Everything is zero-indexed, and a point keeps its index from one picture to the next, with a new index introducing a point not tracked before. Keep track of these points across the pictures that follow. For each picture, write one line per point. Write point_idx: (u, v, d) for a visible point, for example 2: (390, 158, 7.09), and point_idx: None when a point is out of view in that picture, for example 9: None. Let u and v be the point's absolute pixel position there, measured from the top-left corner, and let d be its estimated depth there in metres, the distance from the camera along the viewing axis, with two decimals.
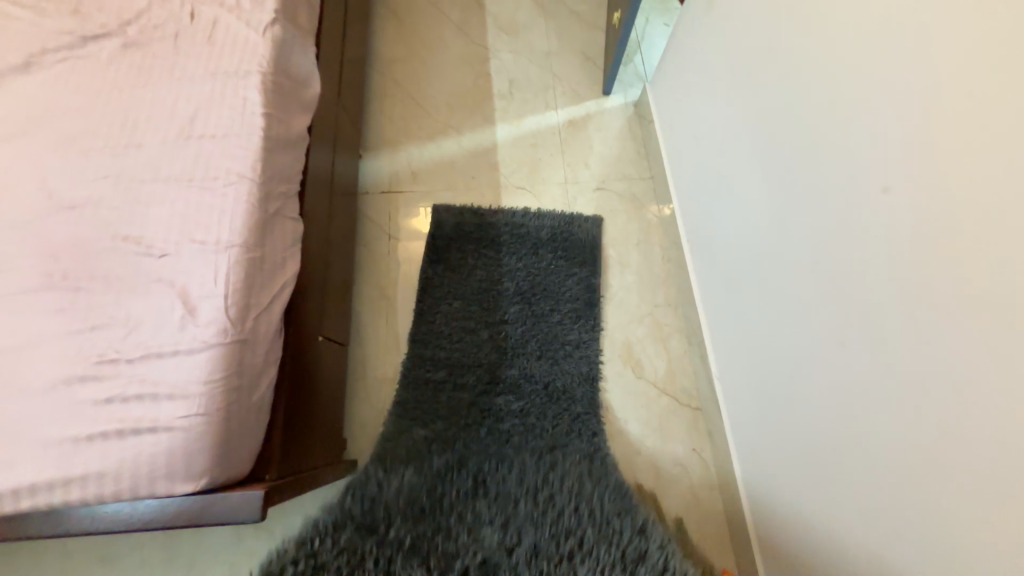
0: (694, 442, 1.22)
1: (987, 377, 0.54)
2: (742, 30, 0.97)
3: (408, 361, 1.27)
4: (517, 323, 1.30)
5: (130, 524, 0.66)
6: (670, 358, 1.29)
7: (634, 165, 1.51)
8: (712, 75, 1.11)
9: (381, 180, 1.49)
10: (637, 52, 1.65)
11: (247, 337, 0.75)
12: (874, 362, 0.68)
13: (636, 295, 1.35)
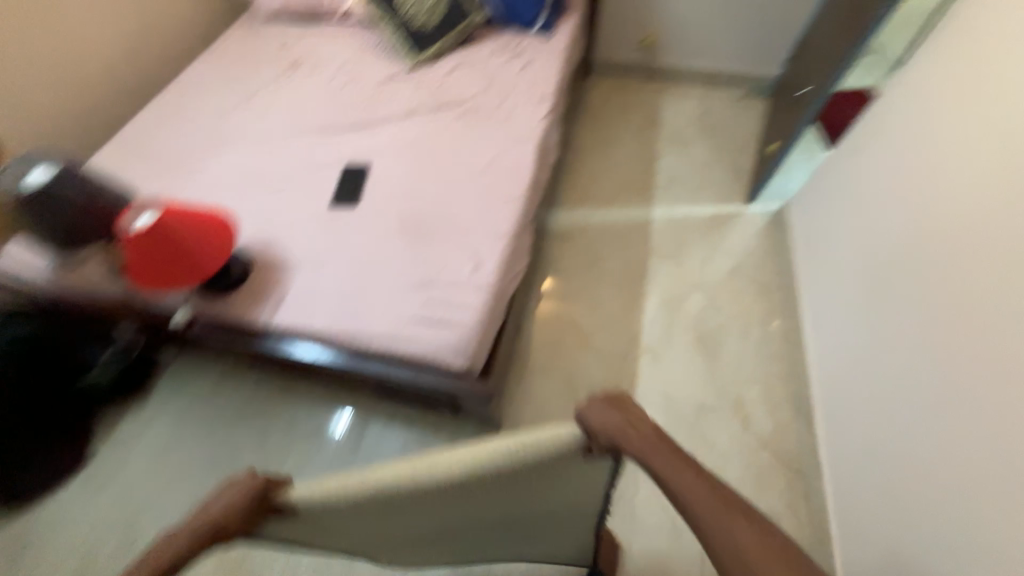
0: (791, 500, 1.35)
1: None
2: (886, 170, 1.30)
3: (554, 361, 1.63)
4: (648, 358, 1.61)
5: (422, 380, 1.09)
6: (778, 419, 1.47)
7: (764, 261, 1.81)
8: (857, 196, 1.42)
9: (558, 226, 1.96)
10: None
11: (503, 289, 1.17)
12: None
13: (753, 361, 1.58)
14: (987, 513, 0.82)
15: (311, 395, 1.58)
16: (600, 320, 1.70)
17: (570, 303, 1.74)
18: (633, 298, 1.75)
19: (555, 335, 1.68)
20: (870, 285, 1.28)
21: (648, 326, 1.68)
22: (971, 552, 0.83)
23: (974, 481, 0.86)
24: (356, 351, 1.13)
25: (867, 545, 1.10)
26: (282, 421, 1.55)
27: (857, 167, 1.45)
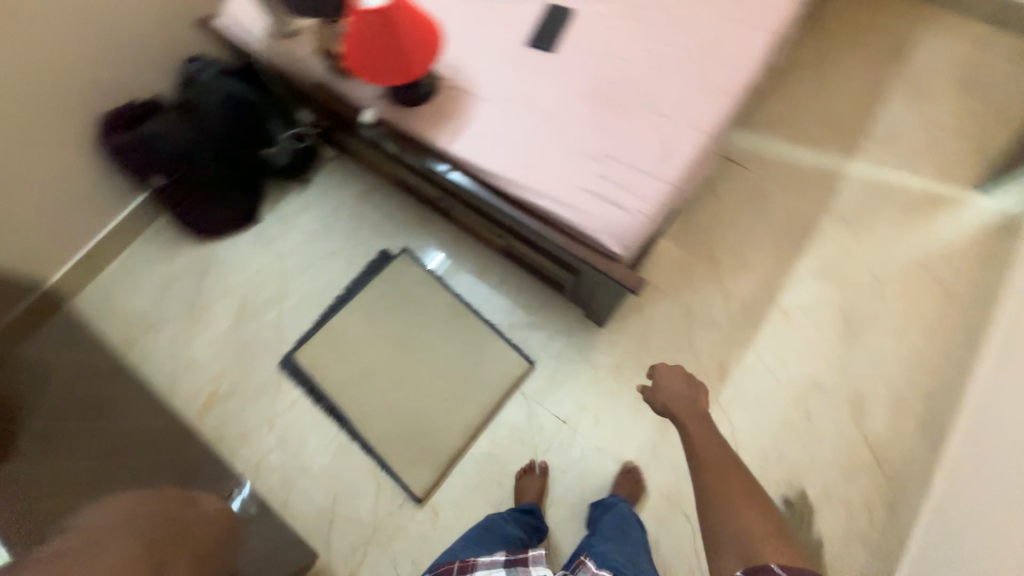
0: (871, 503, 1.28)
1: None
2: None
3: (677, 285, 1.55)
4: (776, 319, 1.49)
5: (573, 252, 1.08)
6: (895, 427, 1.35)
7: (961, 264, 1.51)
8: None
9: (731, 147, 1.72)
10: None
11: (683, 190, 1.08)
12: None
13: (895, 361, 1.42)
14: None
15: (439, 233, 1.66)
16: (741, 262, 1.56)
17: (715, 234, 1.60)
18: (787, 252, 1.57)
19: (688, 260, 1.57)
20: None
21: (791, 287, 1.53)
22: None
23: None
24: (517, 201, 1.12)
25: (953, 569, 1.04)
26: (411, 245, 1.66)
27: None
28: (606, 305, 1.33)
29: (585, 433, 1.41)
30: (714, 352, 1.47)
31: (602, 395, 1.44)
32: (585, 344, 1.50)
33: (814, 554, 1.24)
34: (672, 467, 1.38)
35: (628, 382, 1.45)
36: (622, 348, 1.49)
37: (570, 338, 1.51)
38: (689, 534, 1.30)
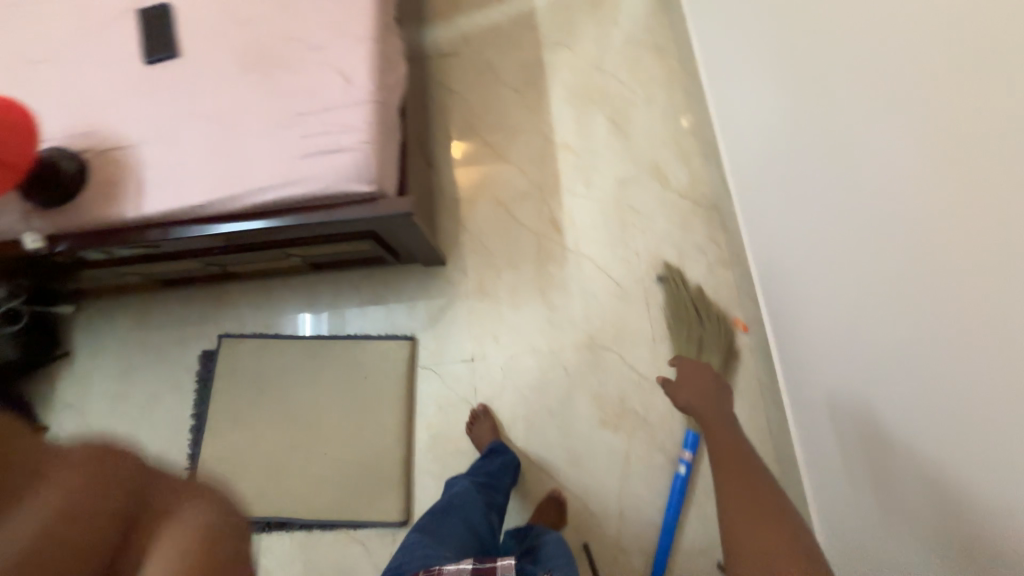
0: (711, 234, 1.49)
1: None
2: None
3: (477, 186, 1.58)
4: (565, 154, 1.59)
5: (336, 219, 1.01)
6: (691, 170, 1.56)
7: (655, 22, 1.72)
8: None
9: (437, 44, 1.73)
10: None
11: (385, 99, 1.04)
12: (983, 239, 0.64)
13: (661, 124, 1.61)
14: None
15: (244, 296, 1.50)
16: (510, 132, 1.63)
17: (476, 124, 1.64)
18: (537, 99, 1.66)
19: (471, 160, 1.61)
20: None
21: (559, 123, 1.63)
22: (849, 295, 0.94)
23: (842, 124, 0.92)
24: (252, 213, 1.02)
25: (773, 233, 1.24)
26: (226, 326, 1.48)
27: None
28: (422, 243, 1.31)
29: (495, 354, 1.43)
30: (540, 215, 1.54)
31: (485, 316, 1.46)
32: (442, 286, 1.49)
33: (699, 299, 1.41)
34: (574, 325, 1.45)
35: (495, 289, 1.48)
36: (472, 267, 1.50)
37: (427, 293, 1.49)
38: (618, 358, 1.41)
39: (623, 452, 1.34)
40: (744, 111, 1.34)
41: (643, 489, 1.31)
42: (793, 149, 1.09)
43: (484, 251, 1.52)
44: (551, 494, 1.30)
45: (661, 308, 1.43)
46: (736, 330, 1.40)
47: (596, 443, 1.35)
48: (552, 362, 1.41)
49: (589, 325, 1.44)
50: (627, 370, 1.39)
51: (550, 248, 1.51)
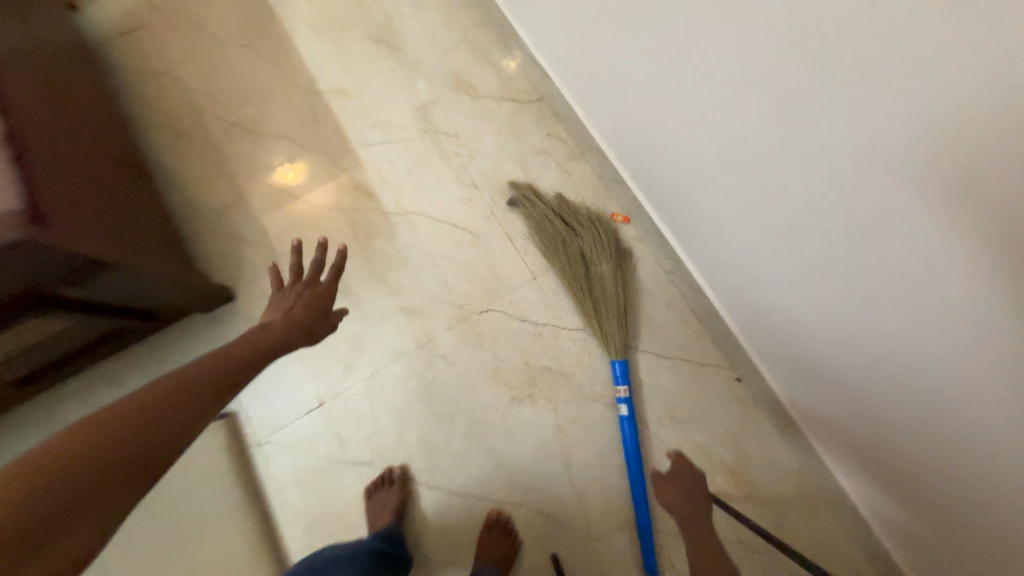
0: (548, 130, 1.21)
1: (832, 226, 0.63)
2: None
3: (240, 182, 1.15)
4: (340, 100, 1.21)
5: None
6: (497, 67, 1.26)
7: None
8: None
9: (109, 20, 1.23)
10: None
11: None
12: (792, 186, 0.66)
13: (442, 27, 1.28)
14: None
15: None
16: (258, 98, 1.20)
17: (207, 104, 1.19)
18: (277, 47, 1.24)
19: (219, 151, 1.16)
20: None
21: (317, 67, 1.24)
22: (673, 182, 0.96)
23: None
24: None
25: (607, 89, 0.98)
26: None
27: None
28: (152, 278, 0.89)
29: (350, 381, 1.05)
30: (339, 186, 1.16)
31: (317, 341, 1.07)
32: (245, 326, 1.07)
33: (562, 207, 1.13)
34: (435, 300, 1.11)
35: None
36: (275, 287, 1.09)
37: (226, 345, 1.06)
38: (502, 315, 1.10)
39: (552, 422, 1.05)
40: None
41: (590, 454, 1.04)
42: (648, 29, 0.77)
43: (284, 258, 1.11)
44: (491, 518, 0.98)
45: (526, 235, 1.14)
46: (618, 224, 1.15)
47: (518, 428, 1.04)
48: (427, 357, 1.07)
49: (452, 292, 1.11)
50: (517, 325, 1.09)
51: (367, 221, 1.14)
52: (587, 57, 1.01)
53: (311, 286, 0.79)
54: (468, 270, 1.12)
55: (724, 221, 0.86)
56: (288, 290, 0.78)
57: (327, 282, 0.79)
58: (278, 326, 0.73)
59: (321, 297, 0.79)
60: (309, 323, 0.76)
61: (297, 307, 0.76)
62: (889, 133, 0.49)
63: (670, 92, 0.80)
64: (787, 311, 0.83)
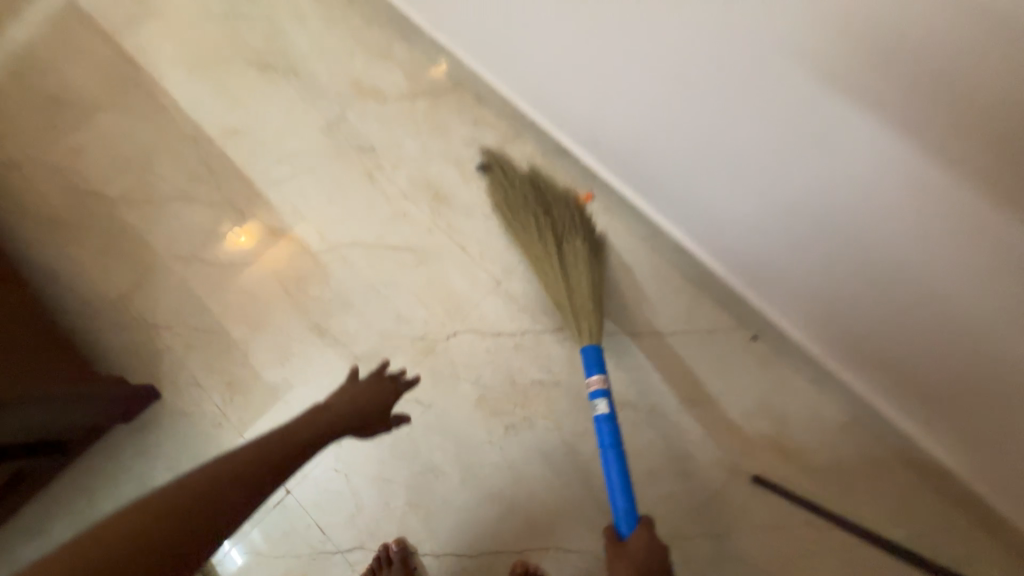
0: (475, 115, 1.06)
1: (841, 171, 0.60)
2: None
3: (138, 261, 0.99)
4: (235, 141, 1.06)
5: None
6: (401, 63, 1.11)
7: None
8: None
9: None
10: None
11: None
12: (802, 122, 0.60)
13: (331, 35, 1.13)
14: None
15: None
16: (141, 162, 1.05)
17: (83, 184, 1.03)
18: (150, 101, 1.09)
19: (107, 232, 1.01)
20: None
21: (201, 112, 1.08)
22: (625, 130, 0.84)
23: None
24: None
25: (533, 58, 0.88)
26: None
27: None
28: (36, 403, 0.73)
29: (315, 458, 0.89)
30: (254, 238, 1.00)
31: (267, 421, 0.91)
32: (176, 425, 0.90)
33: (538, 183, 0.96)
34: (393, 337, 0.95)
35: (259, 374, 0.94)
36: (204, 371, 0.93)
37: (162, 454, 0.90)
38: (471, 336, 0.94)
39: (559, 443, 0.89)
40: None
41: None
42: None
43: (208, 334, 0.95)
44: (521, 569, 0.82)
45: (479, 238, 1.00)
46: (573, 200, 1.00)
47: (521, 459, 0.88)
48: (397, 406, 0.91)
49: (409, 323, 0.95)
50: (492, 342, 0.94)
51: (294, 269, 0.99)
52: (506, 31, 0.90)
53: (380, 384, 0.75)
54: (423, 293, 0.97)
55: (762, 159, 0.68)
56: (362, 383, 0.75)
57: (395, 385, 0.76)
58: (346, 414, 0.69)
59: (387, 397, 0.75)
60: (370, 414, 0.71)
61: (365, 401, 0.72)
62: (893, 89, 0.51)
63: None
64: (830, 266, 0.70)
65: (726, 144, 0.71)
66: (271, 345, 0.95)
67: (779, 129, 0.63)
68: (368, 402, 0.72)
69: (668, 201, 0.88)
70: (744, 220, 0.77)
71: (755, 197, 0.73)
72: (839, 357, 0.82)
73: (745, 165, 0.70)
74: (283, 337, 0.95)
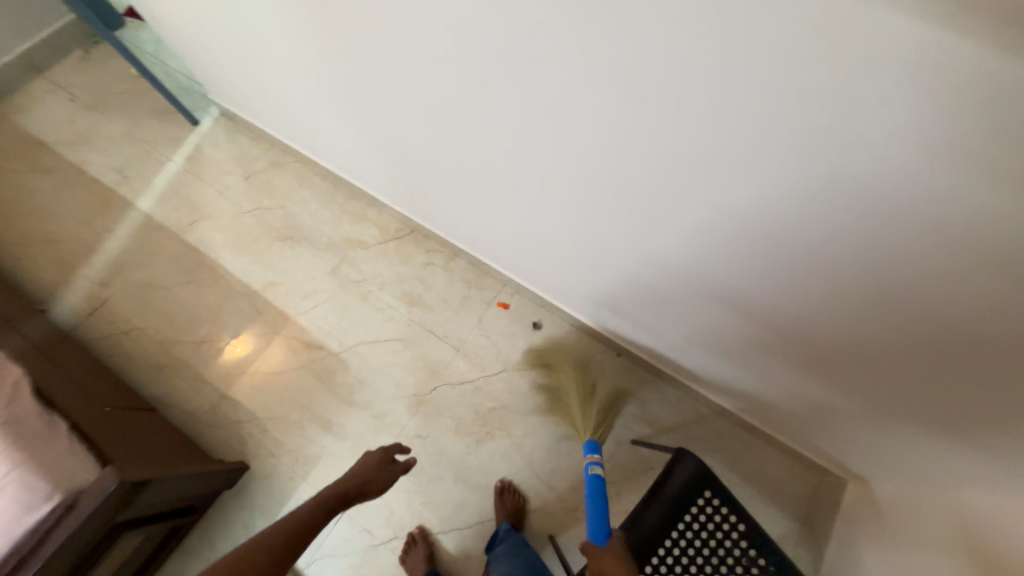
0: (427, 247, 1.67)
1: (911, 303, 0.67)
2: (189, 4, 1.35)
3: (221, 380, 1.51)
4: (273, 290, 1.62)
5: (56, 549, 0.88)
6: (374, 220, 1.72)
7: (254, 148, 1.87)
8: (211, 37, 1.46)
9: (81, 309, 1.62)
10: (178, 70, 1.92)
11: (13, 415, 0.93)
12: (845, 277, 0.72)
13: (326, 209, 1.75)
14: (559, 149, 0.91)
15: None
16: (212, 316, 1.59)
17: (176, 336, 1.57)
18: (213, 274, 1.66)
19: (197, 366, 1.53)
20: (291, 89, 1.44)
21: (248, 275, 1.65)
22: (682, 271, 0.99)
23: (500, 171, 1.11)
24: None
25: (469, 231, 1.49)
26: None
27: (182, 17, 1.45)
28: (197, 473, 1.19)
29: None
30: (296, 351, 1.54)
31: (323, 468, 1.40)
32: (265, 483, 1.39)
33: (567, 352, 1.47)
34: (396, 397, 1.47)
35: (312, 439, 1.43)
36: (275, 443, 1.43)
37: (257, 505, 1.37)
38: (446, 388, 1.48)
39: (511, 444, 1.41)
40: (364, 165, 1.56)
41: (546, 453, 1.40)
42: (669, 174, 0.78)
43: (274, 420, 1.46)
44: (500, 487, 1.34)
45: (442, 324, 1.56)
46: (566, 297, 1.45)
47: (489, 460, 1.39)
48: (406, 441, 1.42)
49: (405, 387, 1.48)
50: (460, 388, 1.47)
51: (324, 366, 1.52)
52: (456, 222, 1.50)
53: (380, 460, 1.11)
54: (411, 365, 1.51)
55: (816, 293, 0.79)
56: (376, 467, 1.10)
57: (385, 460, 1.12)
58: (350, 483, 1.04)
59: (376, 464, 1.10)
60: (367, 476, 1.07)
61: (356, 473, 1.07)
62: (942, 253, 0.58)
63: (772, 190, 0.68)
64: (881, 360, 0.82)
65: (644, 154, 0.78)
66: (317, 418, 1.46)
67: (758, 178, 0.68)
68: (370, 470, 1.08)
69: (553, 208, 1.11)
70: (797, 328, 0.90)
71: (815, 317, 0.84)
72: (732, 327, 1.05)
73: (797, 300, 0.83)
74: (324, 411, 1.46)
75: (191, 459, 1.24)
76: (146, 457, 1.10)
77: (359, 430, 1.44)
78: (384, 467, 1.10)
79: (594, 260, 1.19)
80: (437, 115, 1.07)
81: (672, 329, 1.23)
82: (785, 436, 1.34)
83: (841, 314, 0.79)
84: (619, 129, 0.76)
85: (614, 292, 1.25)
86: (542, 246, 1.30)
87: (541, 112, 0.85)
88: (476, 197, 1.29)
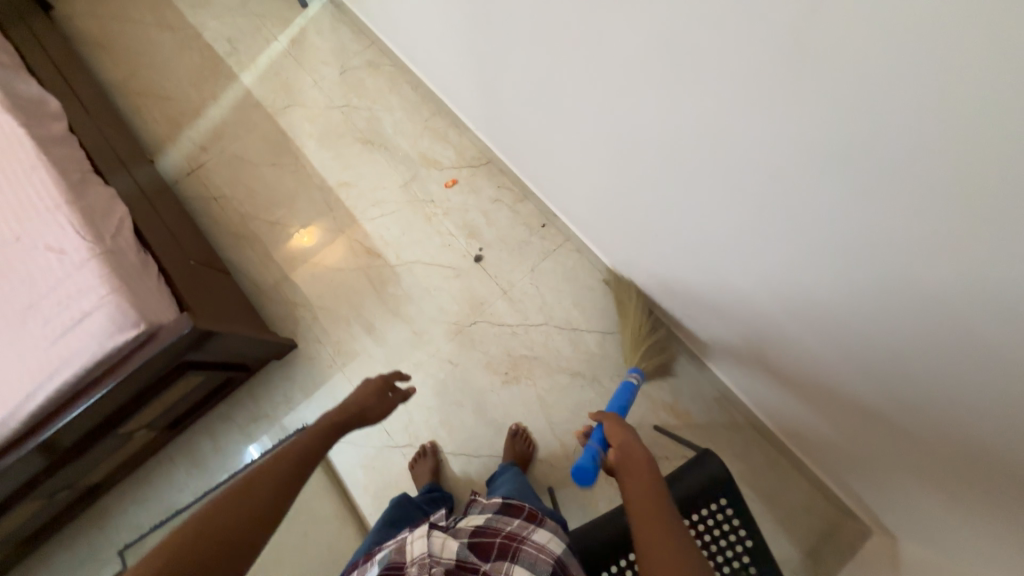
0: (499, 182, 1.62)
1: None
2: None
3: (286, 263, 1.62)
4: (346, 190, 1.67)
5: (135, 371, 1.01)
6: (454, 143, 1.68)
7: (353, 43, 1.84)
8: None
9: (181, 167, 1.76)
10: None
11: (114, 249, 1.04)
12: (992, 379, 0.57)
13: (409, 120, 1.73)
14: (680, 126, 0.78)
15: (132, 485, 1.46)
16: (288, 202, 1.68)
17: (255, 213, 1.68)
18: (295, 161, 1.72)
19: (269, 244, 1.64)
20: None
21: (326, 169, 1.70)
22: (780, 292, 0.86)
23: (601, 131, 0.99)
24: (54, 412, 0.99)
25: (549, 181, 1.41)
26: (125, 522, 1.43)
27: None
28: (254, 340, 1.31)
29: None
30: (355, 253, 1.60)
31: (359, 365, 1.50)
32: (307, 364, 1.52)
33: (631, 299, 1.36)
34: (437, 321, 1.51)
35: (354, 337, 1.53)
36: (322, 332, 1.54)
37: (297, 381, 1.51)
38: (485, 324, 1.50)
39: (534, 394, 1.43)
40: (456, 84, 1.50)
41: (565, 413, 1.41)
42: (807, 188, 0.65)
43: (325, 311, 1.56)
44: (513, 430, 1.38)
45: (495, 263, 1.55)
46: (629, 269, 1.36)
47: (509, 402, 1.43)
48: (437, 363, 1.48)
49: (447, 313, 1.52)
50: (498, 329, 1.49)
51: (378, 274, 1.58)
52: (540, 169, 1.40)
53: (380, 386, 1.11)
54: (457, 295, 1.53)
55: (943, 380, 0.65)
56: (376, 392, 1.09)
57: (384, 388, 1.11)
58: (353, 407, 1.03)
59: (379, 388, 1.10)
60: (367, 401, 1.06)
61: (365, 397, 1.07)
62: None
63: (940, 252, 0.54)
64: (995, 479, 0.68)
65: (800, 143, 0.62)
66: (361, 320, 1.54)
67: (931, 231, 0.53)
68: (371, 393, 1.08)
69: (651, 184, 0.98)
70: (898, 403, 0.76)
71: (926, 402, 0.70)
72: (816, 368, 0.92)
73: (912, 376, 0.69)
74: (369, 315, 1.54)
75: (251, 326, 1.36)
76: (214, 314, 1.21)
77: (397, 342, 1.51)
78: (381, 395, 1.10)
79: (676, 250, 1.07)
80: (553, 52, 0.94)
81: (743, 344, 1.12)
82: (822, 472, 1.24)
83: (963, 415, 0.65)
84: (773, 89, 0.59)
85: (693, 283, 1.12)
86: (615, 205, 1.17)
87: (678, 76, 0.71)
88: (569, 149, 1.17)
